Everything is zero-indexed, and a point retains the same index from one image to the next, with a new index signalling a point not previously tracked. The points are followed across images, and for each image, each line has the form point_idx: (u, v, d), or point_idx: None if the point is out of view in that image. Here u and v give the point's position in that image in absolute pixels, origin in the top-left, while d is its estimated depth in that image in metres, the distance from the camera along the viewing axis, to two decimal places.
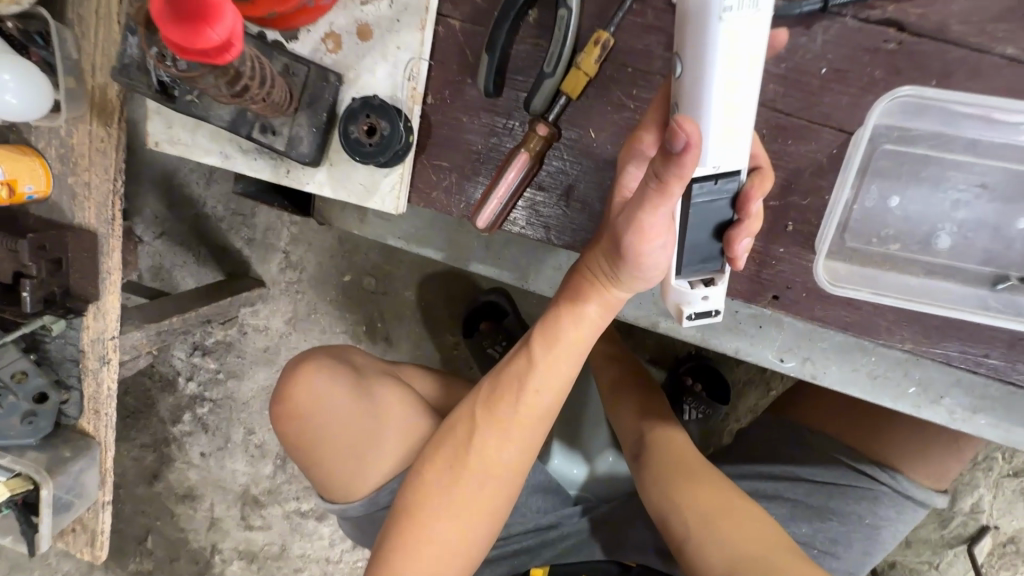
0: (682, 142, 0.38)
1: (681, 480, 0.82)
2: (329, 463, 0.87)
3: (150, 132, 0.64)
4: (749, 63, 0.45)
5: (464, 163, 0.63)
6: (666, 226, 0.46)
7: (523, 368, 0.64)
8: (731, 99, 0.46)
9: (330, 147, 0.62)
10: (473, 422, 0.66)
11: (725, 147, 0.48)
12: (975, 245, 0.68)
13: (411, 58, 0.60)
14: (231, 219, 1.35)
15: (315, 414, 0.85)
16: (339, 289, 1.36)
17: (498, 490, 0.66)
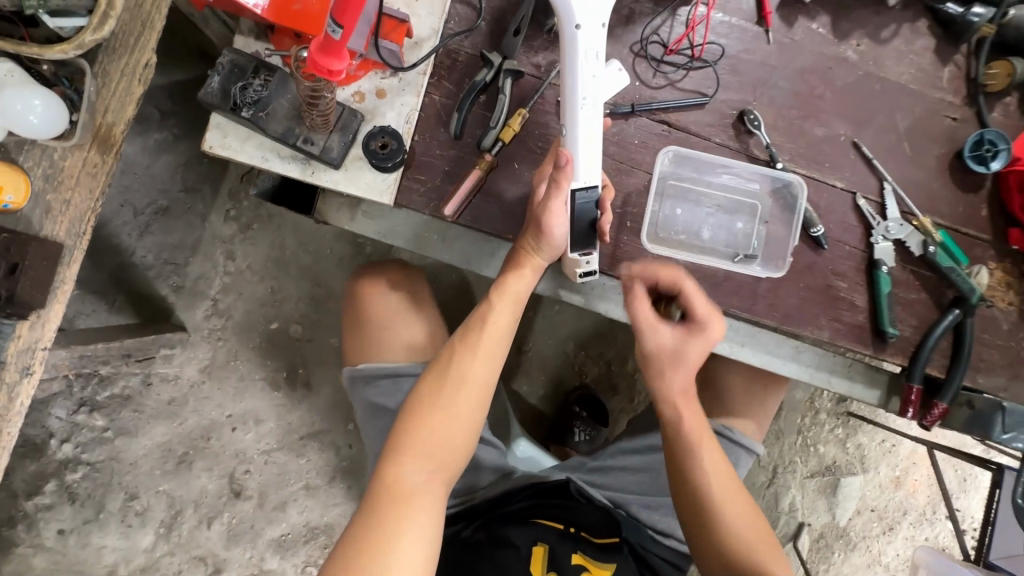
0: (563, 160, 0.72)
1: (686, 353, 0.79)
2: (358, 333, 1.05)
3: (207, 140, 0.75)
4: (595, 119, 0.73)
5: (436, 179, 0.79)
6: (564, 209, 0.74)
7: (477, 318, 0.79)
8: (589, 143, 0.73)
9: (351, 155, 0.76)
10: (439, 370, 0.77)
11: (591, 167, 0.74)
12: (745, 239, 0.90)
13: (415, 107, 0.78)
14: (160, 268, 1.40)
15: (372, 294, 1.06)
16: (264, 336, 1.44)
17: (467, 427, 0.76)
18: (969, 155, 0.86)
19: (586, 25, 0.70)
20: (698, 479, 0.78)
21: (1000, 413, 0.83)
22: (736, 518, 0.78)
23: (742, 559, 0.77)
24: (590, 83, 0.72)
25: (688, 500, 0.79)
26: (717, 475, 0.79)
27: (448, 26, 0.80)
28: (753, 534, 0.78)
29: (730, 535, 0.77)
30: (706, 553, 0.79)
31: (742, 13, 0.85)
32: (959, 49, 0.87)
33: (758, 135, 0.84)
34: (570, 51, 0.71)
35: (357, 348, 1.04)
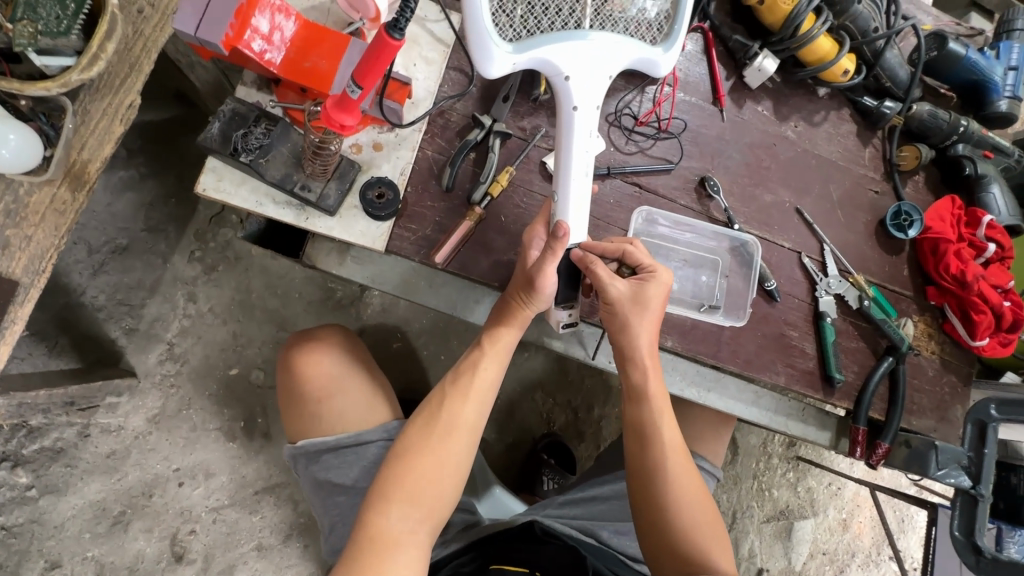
0: (561, 231, 0.73)
1: (647, 299, 0.79)
2: (291, 404, 0.96)
3: (202, 181, 0.77)
4: (583, 188, 0.76)
5: (426, 230, 0.83)
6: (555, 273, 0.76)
7: (468, 365, 0.81)
8: (578, 207, 0.76)
9: (346, 203, 0.80)
10: (429, 415, 0.78)
11: (578, 229, 0.77)
12: (710, 288, 0.99)
13: (410, 161, 0.83)
14: (113, 309, 1.33)
15: (306, 364, 0.96)
16: (222, 382, 1.37)
17: (454, 473, 0.76)
18: (891, 223, 1.00)
19: (584, 108, 0.73)
20: (654, 454, 0.80)
21: (934, 451, 0.90)
22: (686, 494, 0.79)
23: (687, 540, 0.78)
24: (586, 159, 0.75)
25: (641, 474, 0.80)
26: (673, 451, 0.80)
27: (442, 90, 0.86)
28: (701, 514, 0.79)
29: (679, 513, 0.78)
30: (651, 531, 0.80)
31: (700, 94, 0.97)
32: (876, 134, 1.03)
33: (717, 199, 0.95)
34: (568, 129, 0.75)
35: (294, 418, 0.96)
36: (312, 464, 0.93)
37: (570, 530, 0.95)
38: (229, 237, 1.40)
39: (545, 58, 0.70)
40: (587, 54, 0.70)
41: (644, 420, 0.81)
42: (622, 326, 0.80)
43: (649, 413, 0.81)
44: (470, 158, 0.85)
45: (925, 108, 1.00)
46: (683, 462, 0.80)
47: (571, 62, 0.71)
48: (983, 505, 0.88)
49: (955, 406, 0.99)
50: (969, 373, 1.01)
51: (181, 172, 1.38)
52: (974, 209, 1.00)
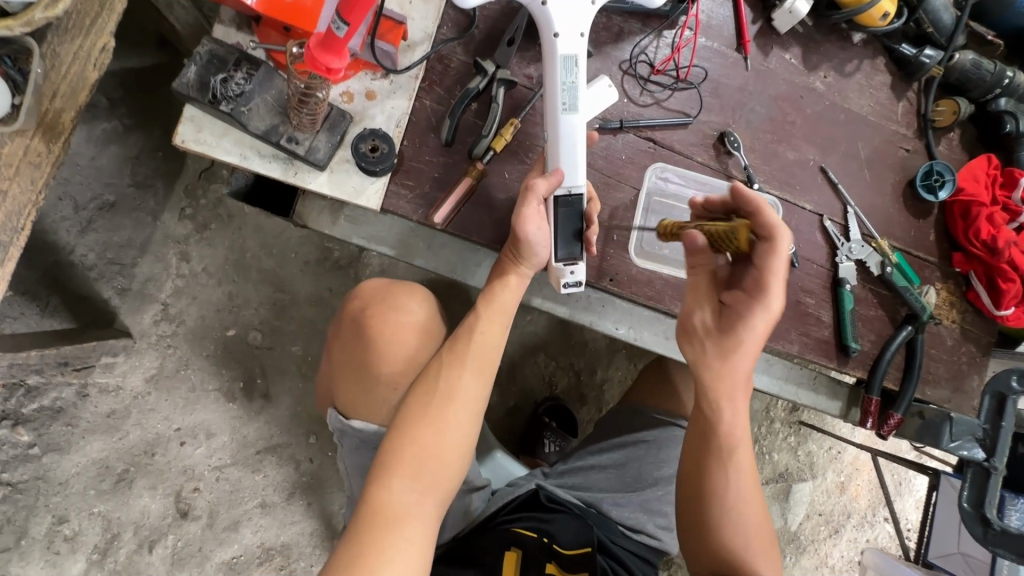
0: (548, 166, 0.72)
1: (770, 306, 0.72)
2: (352, 378, 0.80)
3: (181, 133, 0.71)
4: (577, 123, 0.73)
5: (424, 186, 0.77)
6: (538, 213, 0.73)
7: (463, 332, 0.77)
8: (570, 141, 0.73)
9: (338, 157, 0.74)
10: (428, 385, 0.74)
11: (572, 169, 0.73)
12: None
13: (406, 111, 0.77)
14: (104, 268, 1.29)
15: (385, 339, 0.79)
16: (220, 343, 1.35)
17: (460, 442, 0.72)
18: (920, 184, 0.93)
19: (565, 34, 0.72)
20: (731, 484, 0.76)
21: (948, 423, 0.88)
22: (750, 523, 0.76)
23: (743, 571, 0.75)
24: (569, 91, 0.72)
25: (712, 500, 0.76)
26: (748, 480, 0.76)
27: (440, 32, 0.79)
28: (756, 528, 0.76)
29: (738, 528, 0.76)
30: (705, 539, 0.77)
31: (723, 39, 0.89)
32: (910, 86, 0.95)
33: (737, 156, 0.88)
34: (550, 59, 0.73)
35: (351, 390, 0.80)
36: (361, 448, 0.79)
37: (573, 500, 0.96)
38: (220, 194, 1.34)
39: None
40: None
41: (721, 446, 0.76)
42: (731, 338, 0.75)
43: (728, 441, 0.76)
44: (471, 110, 0.79)
45: (968, 58, 0.92)
46: (751, 491, 0.77)
47: None
48: (996, 476, 0.85)
49: (972, 376, 0.96)
50: (989, 343, 0.97)
51: (167, 125, 1.30)
52: (1012, 169, 0.93)
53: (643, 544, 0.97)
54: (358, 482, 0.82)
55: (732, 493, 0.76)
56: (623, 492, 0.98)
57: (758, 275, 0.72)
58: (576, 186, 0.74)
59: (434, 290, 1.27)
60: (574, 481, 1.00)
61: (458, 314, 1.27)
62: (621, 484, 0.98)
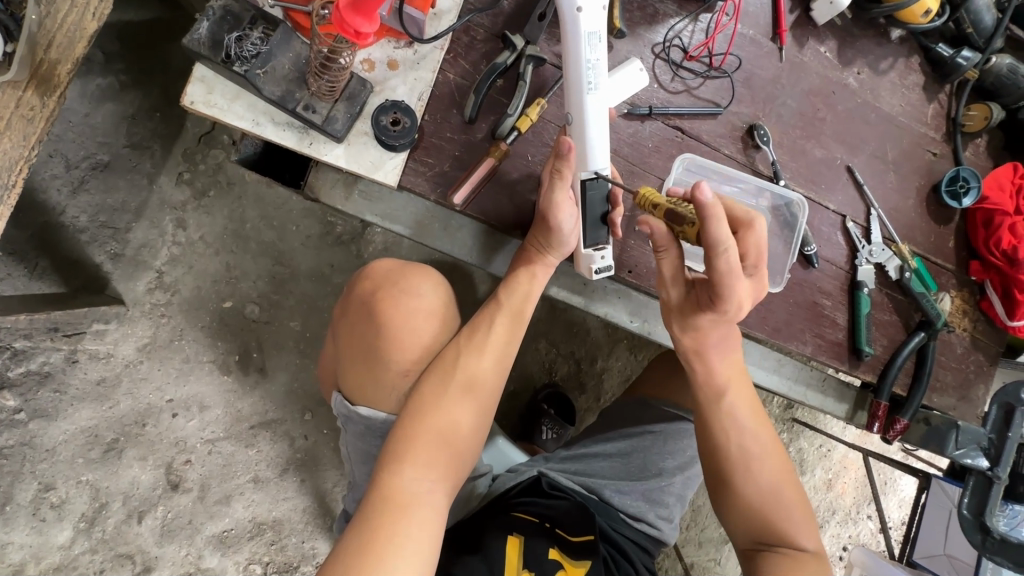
0: (567, 148, 0.68)
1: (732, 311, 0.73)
2: (359, 363, 0.77)
3: (189, 93, 0.66)
4: (602, 106, 0.69)
5: (444, 164, 0.74)
6: (569, 199, 0.70)
7: (482, 321, 0.75)
8: (596, 126, 0.70)
9: (357, 129, 0.70)
10: (445, 371, 0.71)
11: (599, 155, 0.71)
12: None
13: (429, 84, 0.73)
14: (96, 232, 1.24)
15: (397, 325, 0.76)
16: (216, 314, 1.31)
17: (473, 429, 0.71)
18: (945, 189, 0.92)
19: (588, 7, 0.65)
20: (735, 439, 0.78)
21: (955, 431, 0.89)
22: (767, 470, 0.77)
23: (773, 522, 0.76)
24: (593, 71, 0.68)
25: (722, 459, 0.78)
26: (752, 433, 0.79)
27: (468, 1, 0.74)
28: (782, 487, 0.78)
29: (764, 490, 0.77)
30: (733, 507, 0.78)
31: (759, 27, 0.86)
32: (943, 88, 0.93)
33: (765, 150, 0.86)
34: (573, 36, 0.67)
35: (358, 376, 0.76)
36: (366, 436, 0.77)
37: (574, 486, 0.95)
38: (220, 160, 1.29)
39: None
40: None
41: (715, 402, 0.79)
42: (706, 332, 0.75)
43: (720, 395, 0.79)
44: (496, 87, 0.75)
45: (1005, 62, 0.91)
46: (760, 441, 0.79)
47: None
48: (999, 486, 0.86)
49: (978, 385, 0.96)
50: (997, 353, 0.97)
51: (166, 84, 1.24)
52: None
53: (643, 534, 0.97)
54: (362, 465, 0.80)
55: (739, 444, 0.78)
56: (627, 480, 0.97)
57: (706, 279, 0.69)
58: (598, 170, 0.71)
59: (439, 271, 1.24)
60: (576, 468, 0.99)
61: (463, 296, 1.25)
62: (625, 473, 0.98)
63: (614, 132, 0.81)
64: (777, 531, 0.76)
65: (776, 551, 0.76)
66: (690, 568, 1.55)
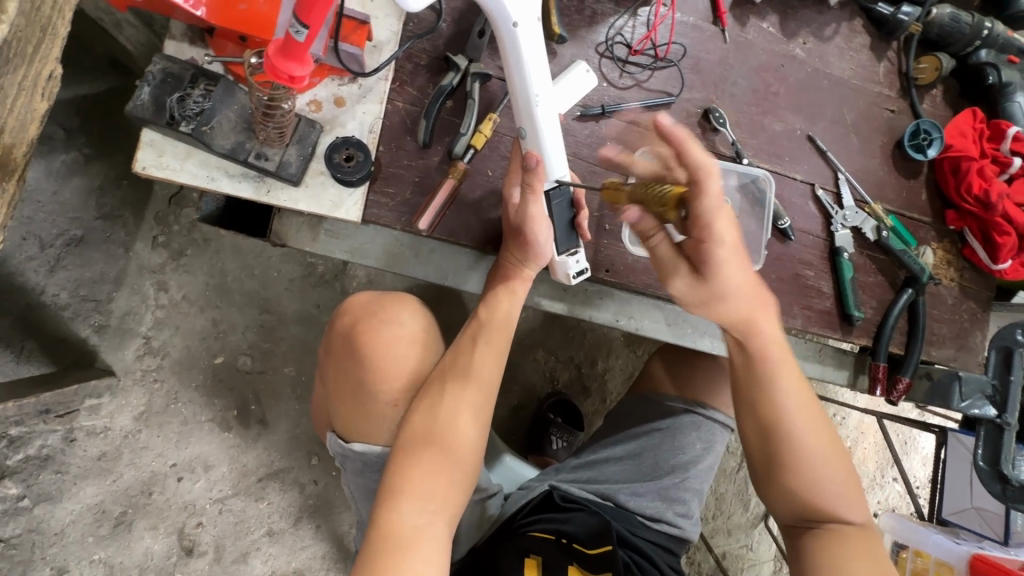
0: (533, 162, 0.66)
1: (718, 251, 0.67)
2: (348, 401, 0.75)
3: (140, 158, 0.66)
4: (552, 118, 0.68)
5: (406, 192, 0.74)
6: (540, 213, 0.69)
7: (466, 339, 0.74)
8: (549, 135, 0.69)
9: (311, 170, 0.69)
10: (433, 398, 0.70)
11: (557, 162, 0.69)
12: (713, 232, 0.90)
13: (378, 115, 0.73)
14: (78, 307, 1.23)
15: (379, 357, 0.75)
16: (209, 372, 1.30)
17: (469, 453, 0.69)
18: (908, 144, 0.92)
19: (523, 22, 0.64)
20: (784, 413, 0.70)
21: (958, 382, 0.87)
22: (820, 447, 0.70)
23: (815, 491, 0.70)
24: (535, 81, 0.66)
25: (773, 436, 0.71)
26: (802, 403, 0.71)
27: (407, 29, 0.75)
28: (831, 460, 0.71)
29: (816, 463, 0.70)
30: (779, 487, 0.72)
31: (698, 14, 0.86)
32: (890, 46, 0.94)
33: (723, 132, 0.86)
34: (513, 52, 0.65)
35: (349, 412, 0.75)
36: (364, 472, 0.74)
37: (589, 495, 0.93)
38: (193, 219, 1.30)
39: None
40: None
41: (763, 379, 0.71)
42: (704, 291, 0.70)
43: (766, 373, 0.71)
44: (446, 109, 0.75)
45: (946, 10, 0.90)
46: (809, 411, 0.71)
47: None
48: (1009, 432, 0.83)
49: (975, 333, 0.95)
50: (988, 299, 0.97)
51: (130, 150, 1.25)
52: (998, 121, 0.92)
53: (664, 534, 0.95)
54: (367, 503, 0.78)
55: (793, 420, 0.70)
56: (641, 482, 0.96)
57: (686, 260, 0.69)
58: (561, 178, 0.70)
59: (425, 296, 1.24)
60: (589, 476, 0.98)
61: (452, 318, 1.25)
62: (638, 476, 0.96)
63: (571, 136, 0.81)
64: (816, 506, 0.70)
65: (819, 525, 0.70)
66: (722, 558, 1.52)
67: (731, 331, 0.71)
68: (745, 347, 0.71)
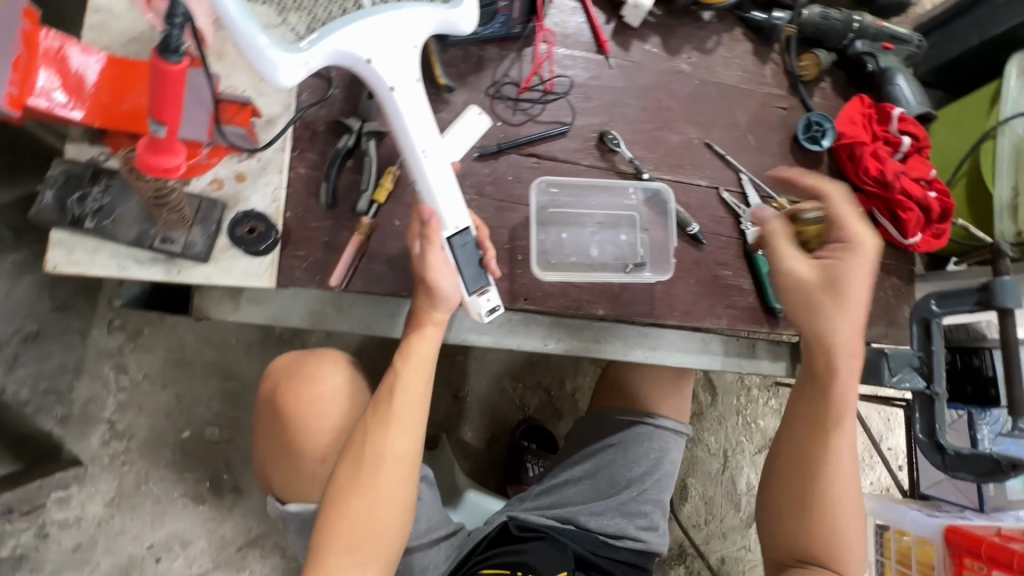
0: (427, 214, 0.71)
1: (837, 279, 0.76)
2: (281, 461, 0.77)
3: (50, 259, 0.68)
4: (444, 171, 0.71)
5: (317, 253, 0.77)
6: (439, 261, 0.71)
7: (384, 387, 0.74)
8: (442, 187, 0.70)
9: (218, 245, 0.72)
10: (354, 453, 0.71)
11: (451, 213, 0.71)
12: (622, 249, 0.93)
13: (280, 184, 0.76)
14: (40, 401, 1.19)
15: (306, 418, 0.77)
16: (178, 447, 1.31)
17: (396, 502, 0.70)
18: (803, 137, 0.96)
19: (400, 86, 0.66)
20: (837, 460, 0.78)
21: (885, 359, 0.87)
22: (847, 494, 0.78)
23: (829, 539, 0.77)
24: (422, 138, 0.68)
25: (814, 481, 0.78)
26: (853, 454, 0.78)
27: (300, 98, 0.78)
28: (847, 510, 0.78)
29: (833, 512, 0.77)
30: (797, 535, 0.78)
31: (582, 45, 0.91)
32: (772, 48, 0.99)
33: (620, 152, 0.90)
34: (396, 118, 0.67)
35: (283, 473, 0.77)
36: (305, 532, 0.76)
37: (548, 521, 0.94)
38: None
39: (338, 49, 0.62)
40: (374, 28, 0.63)
41: (832, 425, 0.77)
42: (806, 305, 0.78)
43: (837, 420, 0.77)
44: (347, 169, 0.79)
45: (815, 10, 0.95)
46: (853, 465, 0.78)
47: (370, 44, 0.63)
48: (940, 402, 0.84)
49: (901, 307, 0.98)
50: (909, 272, 0.99)
51: None
52: (883, 104, 0.96)
53: (627, 550, 0.95)
54: None
55: (838, 468, 0.78)
56: (598, 501, 0.96)
57: (824, 273, 0.75)
58: (461, 226, 0.72)
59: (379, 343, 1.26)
60: (549, 501, 0.98)
61: None
62: (596, 495, 0.97)
63: (474, 176, 0.84)
64: (826, 549, 0.77)
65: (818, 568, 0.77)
66: (719, 563, 1.52)
67: (823, 382, 0.77)
68: (833, 400, 0.77)
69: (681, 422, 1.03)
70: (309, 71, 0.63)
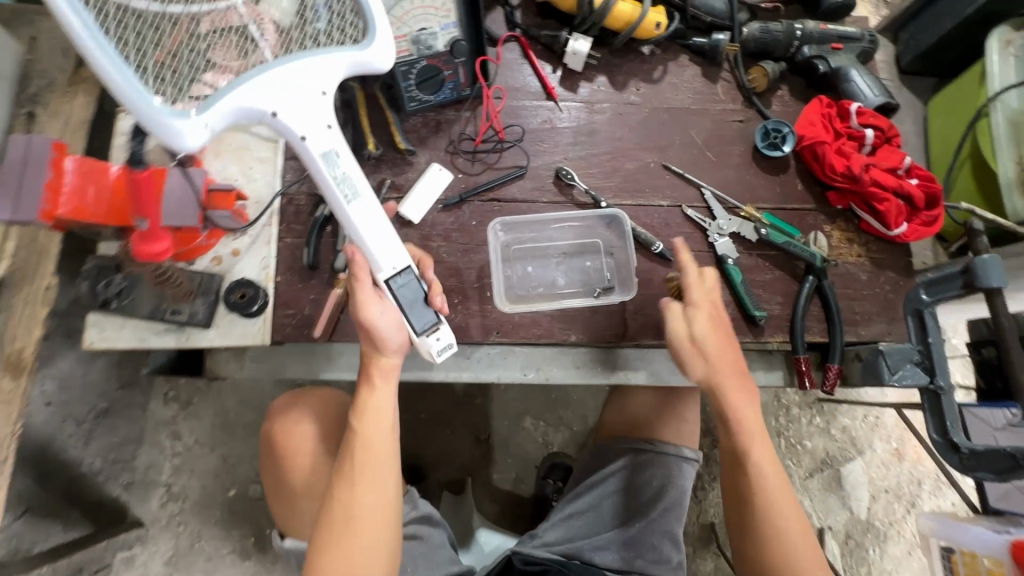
0: (351, 253, 0.71)
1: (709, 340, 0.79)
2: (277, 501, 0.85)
3: (87, 336, 0.82)
4: (372, 210, 0.68)
5: (304, 309, 0.86)
6: (375, 294, 0.71)
7: (353, 439, 0.74)
8: (369, 229, 0.68)
9: (218, 311, 0.84)
10: (330, 507, 0.72)
11: (385, 253, 0.70)
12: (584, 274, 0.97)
13: (269, 254, 0.88)
14: (109, 469, 1.38)
15: (296, 457, 0.84)
16: (225, 505, 1.42)
17: (372, 552, 0.71)
18: (763, 145, 0.97)
19: (310, 133, 0.63)
20: (758, 485, 0.74)
21: (882, 357, 0.82)
22: (784, 516, 0.72)
23: (788, 567, 0.71)
24: (345, 182, 0.66)
25: (739, 509, 0.75)
26: (778, 475, 0.74)
27: (285, 179, 0.91)
28: (798, 530, 0.72)
29: (776, 535, 0.72)
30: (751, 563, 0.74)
31: (532, 95, 0.99)
32: (721, 68, 1.02)
33: (577, 185, 0.95)
34: (311, 161, 0.65)
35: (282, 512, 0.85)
36: None
37: (554, 556, 0.93)
38: None
39: (237, 105, 0.59)
40: (275, 78, 0.60)
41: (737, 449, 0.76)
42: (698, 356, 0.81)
43: (739, 449, 0.75)
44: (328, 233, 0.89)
45: (754, 27, 0.99)
46: (781, 484, 0.74)
47: (272, 95, 0.60)
48: (949, 395, 0.79)
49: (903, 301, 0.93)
50: (907, 263, 0.95)
51: None
52: (841, 102, 0.97)
53: None
54: None
55: (765, 491, 0.73)
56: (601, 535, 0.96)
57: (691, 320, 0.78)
58: (400, 265, 0.71)
59: None
60: (555, 537, 0.98)
61: None
62: (599, 527, 0.98)
63: (442, 224, 0.92)
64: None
65: None
66: None
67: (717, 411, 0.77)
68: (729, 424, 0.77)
69: (692, 447, 1.00)
70: (213, 131, 0.58)
